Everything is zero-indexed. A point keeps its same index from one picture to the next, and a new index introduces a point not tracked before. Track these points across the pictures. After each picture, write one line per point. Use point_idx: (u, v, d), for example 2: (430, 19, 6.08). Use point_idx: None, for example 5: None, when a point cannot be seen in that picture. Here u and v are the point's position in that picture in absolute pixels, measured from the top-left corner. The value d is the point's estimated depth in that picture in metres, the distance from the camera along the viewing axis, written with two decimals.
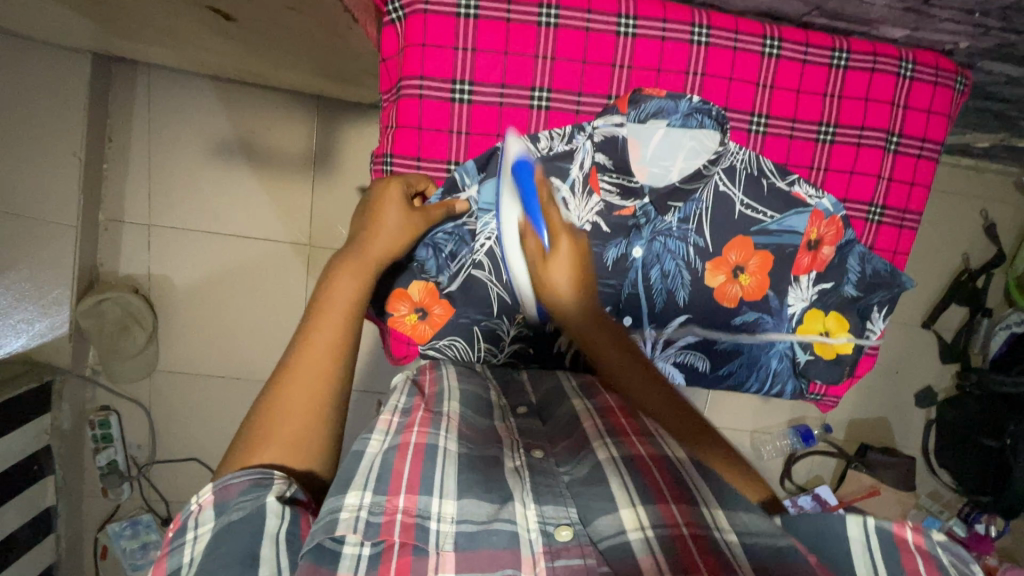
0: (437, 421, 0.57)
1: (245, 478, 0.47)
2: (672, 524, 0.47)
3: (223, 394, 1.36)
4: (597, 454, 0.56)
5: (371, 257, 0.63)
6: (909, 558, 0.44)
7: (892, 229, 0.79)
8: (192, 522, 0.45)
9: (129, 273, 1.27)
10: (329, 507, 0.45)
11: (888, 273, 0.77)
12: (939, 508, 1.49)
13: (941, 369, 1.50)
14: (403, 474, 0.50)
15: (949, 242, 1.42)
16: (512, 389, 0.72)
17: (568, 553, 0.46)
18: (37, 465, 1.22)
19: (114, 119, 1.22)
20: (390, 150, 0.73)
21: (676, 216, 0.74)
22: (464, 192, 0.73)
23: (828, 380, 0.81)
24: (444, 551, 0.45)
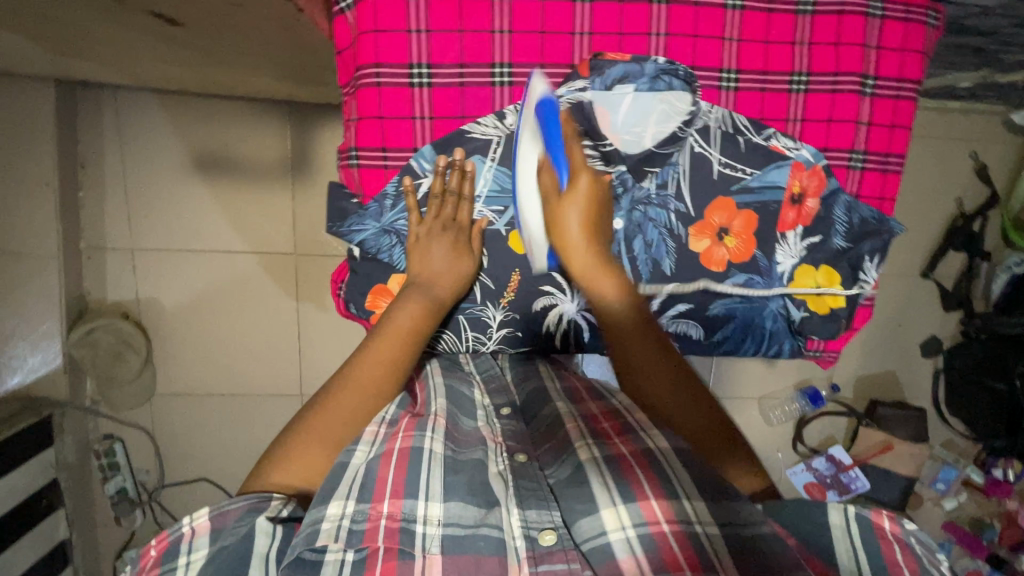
0: (422, 422, 0.61)
1: (241, 505, 0.52)
2: (653, 522, 0.50)
3: (226, 412, 1.35)
4: (580, 455, 0.57)
5: (437, 300, 0.70)
6: (886, 547, 0.53)
7: (876, 174, 0.77)
8: (186, 547, 0.50)
9: (117, 298, 1.26)
10: (312, 519, 0.49)
11: (875, 220, 0.76)
12: (954, 457, 1.49)
13: (944, 318, 1.48)
14: (387, 481, 0.54)
15: (941, 188, 1.40)
16: (495, 386, 0.74)
17: (551, 558, 0.49)
18: (45, 500, 1.22)
19: (84, 145, 1.19)
20: (355, 144, 0.72)
21: (654, 182, 0.73)
22: (424, 178, 0.72)
23: (825, 336, 0.80)
24: (430, 554, 0.49)
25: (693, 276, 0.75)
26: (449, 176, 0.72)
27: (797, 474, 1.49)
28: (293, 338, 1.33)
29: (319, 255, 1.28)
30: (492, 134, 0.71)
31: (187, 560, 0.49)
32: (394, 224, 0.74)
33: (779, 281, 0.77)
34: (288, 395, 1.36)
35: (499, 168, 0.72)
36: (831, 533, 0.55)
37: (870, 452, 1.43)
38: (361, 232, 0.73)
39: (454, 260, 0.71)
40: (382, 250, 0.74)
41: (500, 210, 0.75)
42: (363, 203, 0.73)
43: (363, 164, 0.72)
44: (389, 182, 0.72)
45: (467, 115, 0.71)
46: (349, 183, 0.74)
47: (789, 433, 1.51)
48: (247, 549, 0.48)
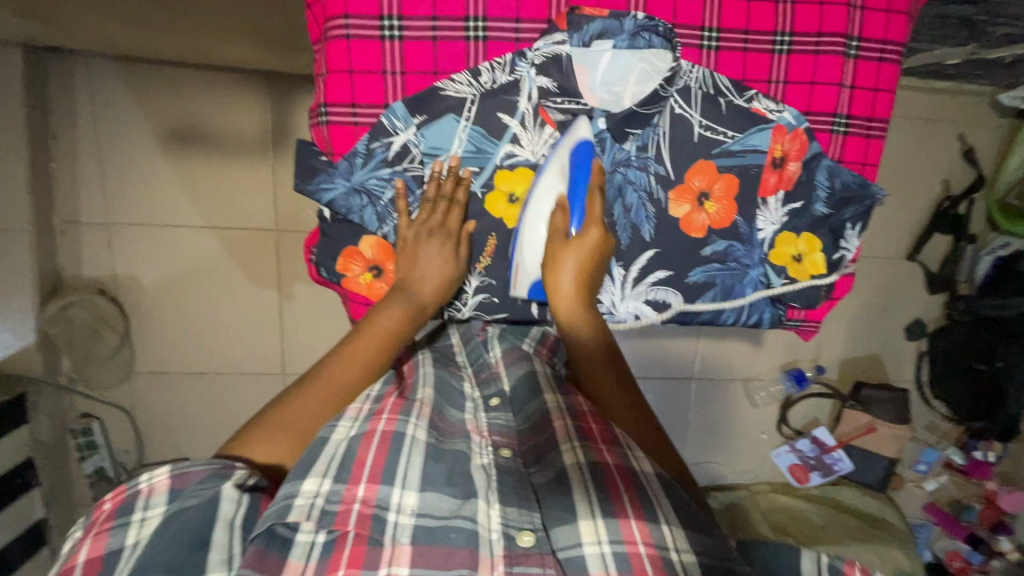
0: (407, 407, 0.62)
1: (206, 469, 0.55)
2: (631, 542, 0.52)
3: (207, 391, 1.34)
4: (565, 460, 0.59)
5: (419, 304, 0.70)
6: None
7: (859, 139, 0.76)
8: (142, 503, 0.53)
9: (94, 275, 1.23)
10: (287, 492, 0.52)
11: (857, 185, 0.75)
12: (937, 440, 1.52)
13: (929, 301, 1.48)
14: (366, 463, 0.55)
15: (929, 169, 1.39)
16: (484, 377, 0.75)
17: (527, 561, 0.52)
18: (21, 479, 1.20)
19: (54, 115, 1.15)
20: (324, 100, 0.70)
21: (634, 144, 0.73)
22: (398, 136, 0.71)
23: (805, 302, 0.79)
24: (400, 544, 0.51)
25: (671, 242, 0.75)
26: (423, 134, 0.71)
27: (782, 456, 1.51)
28: (274, 316, 1.31)
29: (302, 232, 1.27)
30: (466, 93, 0.70)
31: (143, 515, 0.52)
32: (365, 183, 0.72)
33: (760, 248, 0.77)
34: (270, 373, 1.34)
35: (474, 128, 0.71)
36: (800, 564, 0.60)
37: (854, 433, 1.45)
38: (330, 190, 0.71)
39: (440, 269, 0.71)
40: (352, 212, 0.73)
41: (476, 171, 0.73)
42: (334, 160, 0.72)
43: (332, 120, 0.70)
44: (359, 140, 0.70)
45: (441, 70, 0.69)
46: (321, 141, 0.72)
47: (774, 414, 1.52)
48: (212, 514, 0.50)
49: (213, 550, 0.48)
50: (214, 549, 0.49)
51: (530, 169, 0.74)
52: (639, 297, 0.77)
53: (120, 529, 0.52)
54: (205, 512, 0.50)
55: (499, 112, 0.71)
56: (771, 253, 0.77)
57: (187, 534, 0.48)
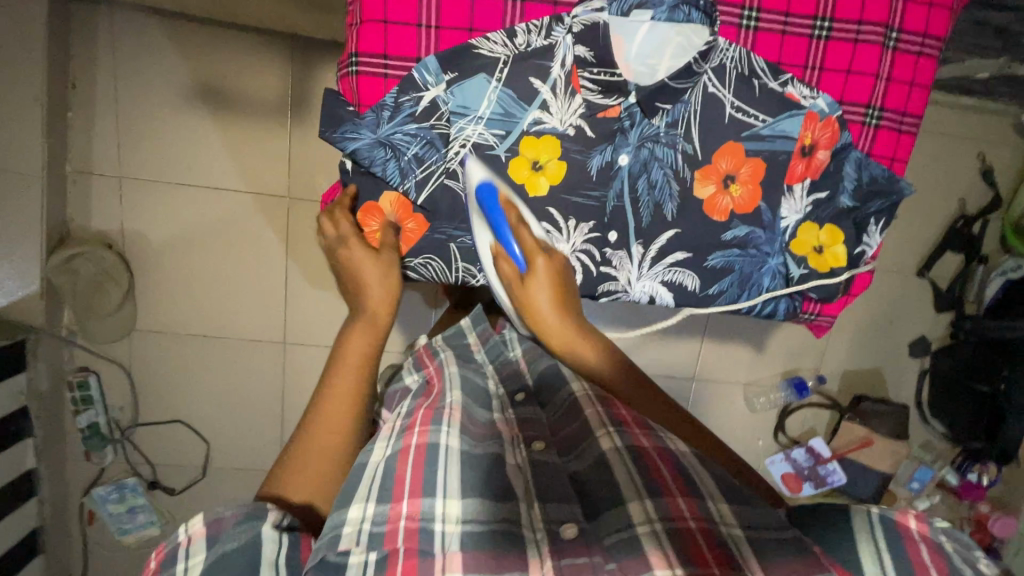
0: (437, 416, 0.66)
1: (239, 511, 0.55)
2: (679, 518, 0.55)
3: (205, 354, 1.33)
4: (603, 445, 0.65)
5: (374, 311, 0.75)
6: (914, 549, 0.52)
7: (890, 133, 0.77)
8: (182, 554, 0.52)
9: (101, 228, 1.23)
10: (334, 524, 0.55)
11: (885, 179, 0.76)
12: (932, 458, 1.51)
13: (935, 319, 1.47)
14: (405, 479, 0.58)
15: (945, 186, 1.38)
16: (508, 376, 0.86)
17: (573, 552, 0.54)
18: (14, 427, 1.20)
19: (74, 61, 1.15)
20: (355, 50, 0.70)
21: (664, 120, 0.74)
22: (425, 91, 0.70)
23: (823, 295, 0.82)
24: (451, 553, 0.53)
25: (693, 224, 0.77)
26: (452, 92, 0.70)
27: (776, 464, 1.50)
28: (279, 285, 1.30)
29: (314, 200, 1.26)
30: (500, 53, 0.69)
31: (184, 567, 0.51)
32: (391, 137, 0.71)
33: (781, 236, 0.79)
34: (272, 341, 1.34)
35: (504, 90, 0.71)
36: (854, 538, 0.54)
37: (850, 446, 1.44)
38: (355, 141, 0.71)
39: (380, 270, 0.75)
40: (375, 163, 0.72)
41: (501, 135, 0.72)
42: (359, 112, 0.72)
43: (362, 70, 0.70)
44: (387, 93, 0.70)
45: (476, 28, 0.69)
46: (348, 92, 0.72)
47: (772, 421, 1.51)
48: (257, 556, 0.51)
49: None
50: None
51: (557, 138, 0.73)
52: (656, 278, 0.80)
53: None
54: (251, 555, 0.51)
55: (531, 76, 0.71)
56: (792, 243, 0.80)
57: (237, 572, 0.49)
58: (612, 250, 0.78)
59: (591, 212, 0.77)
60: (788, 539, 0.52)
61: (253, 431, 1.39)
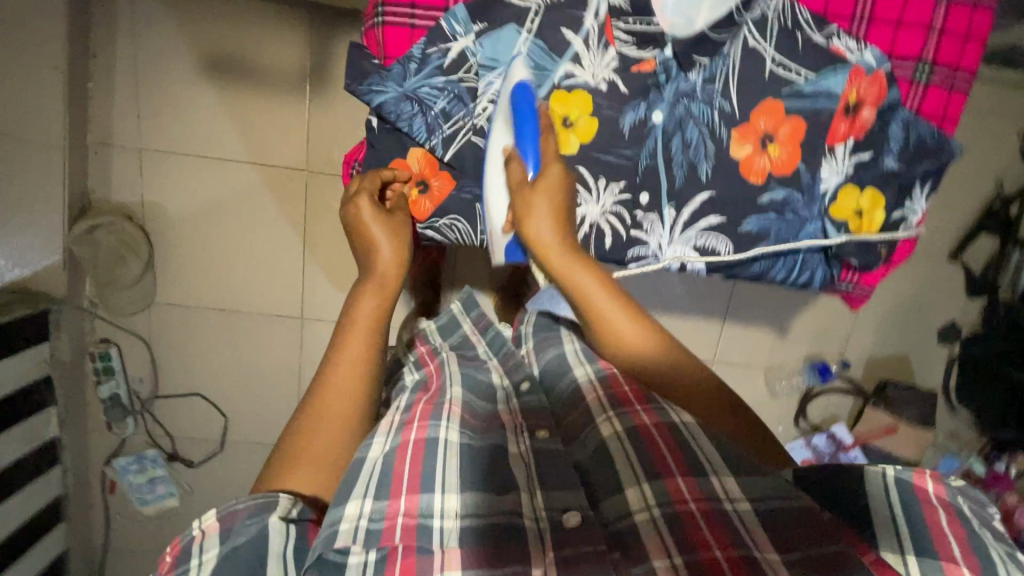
0: (436, 412, 0.68)
1: (251, 504, 0.59)
2: (679, 500, 0.59)
3: (224, 328, 1.34)
4: (604, 431, 0.69)
5: (382, 275, 0.78)
6: (931, 512, 0.54)
7: (940, 90, 0.79)
8: (197, 547, 0.56)
9: (122, 200, 1.23)
10: (332, 519, 0.57)
11: (933, 141, 0.78)
12: (957, 447, 1.48)
13: (966, 304, 1.43)
14: (403, 476, 0.61)
15: (983, 164, 1.32)
16: (512, 367, 0.84)
17: (579, 539, 0.57)
18: (38, 395, 1.23)
19: (94, 31, 1.14)
20: (382, 1, 0.75)
21: (701, 75, 0.77)
22: (456, 41, 0.74)
23: (862, 262, 0.83)
24: (448, 548, 0.56)
25: (729, 186, 0.77)
26: (481, 43, 0.74)
27: (795, 450, 1.45)
28: (296, 260, 1.30)
29: (333, 174, 1.25)
30: (531, 3, 0.74)
31: (200, 560, 0.55)
32: (417, 90, 0.75)
33: (820, 201, 0.79)
34: (289, 316, 1.34)
35: (535, 42, 0.74)
36: (870, 494, 0.58)
37: (873, 433, 1.41)
38: (382, 94, 0.74)
39: (391, 236, 0.78)
40: (401, 117, 0.75)
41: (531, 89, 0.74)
42: (386, 64, 0.76)
43: (390, 20, 0.75)
44: (416, 43, 0.75)
45: None
46: (375, 44, 0.77)
47: (793, 407, 1.49)
48: (264, 549, 0.55)
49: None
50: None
51: (588, 93, 0.75)
52: (687, 242, 0.80)
53: None
54: (258, 549, 0.55)
55: (564, 27, 0.74)
56: (832, 207, 0.80)
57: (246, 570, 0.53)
58: (644, 212, 0.79)
59: (623, 172, 0.77)
60: (802, 506, 0.56)
61: (269, 406, 1.40)
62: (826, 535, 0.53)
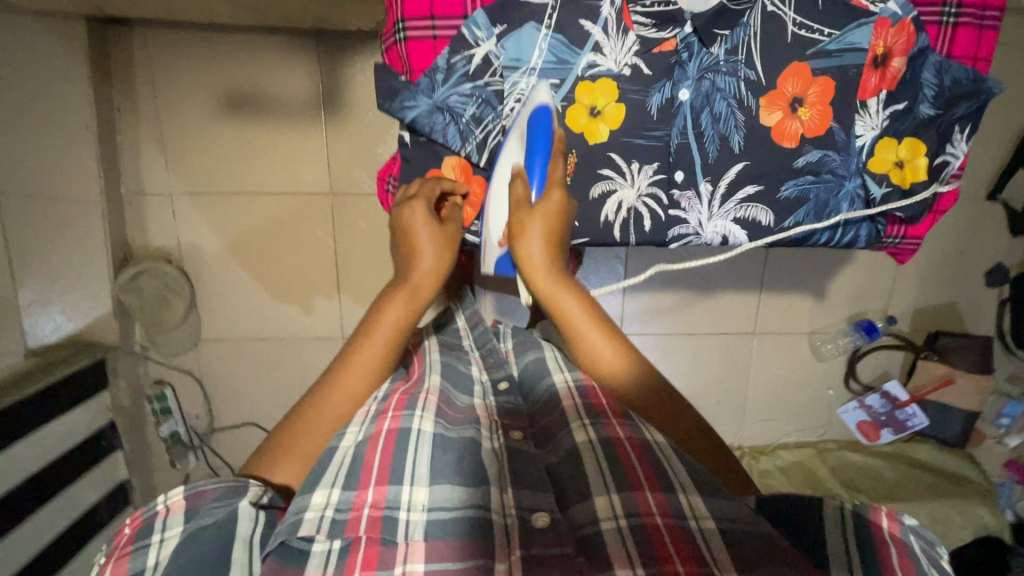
0: (411, 402, 0.71)
1: (218, 487, 0.62)
2: (648, 513, 0.59)
3: (270, 356, 1.37)
4: (579, 437, 0.69)
5: (416, 286, 0.78)
6: (884, 550, 0.56)
7: (971, 30, 0.77)
8: (161, 525, 0.59)
9: (160, 245, 1.28)
10: (298, 508, 0.58)
11: (970, 81, 0.76)
12: (1019, 391, 1.44)
13: (1011, 244, 1.38)
14: (373, 466, 0.63)
15: (1013, 99, 1.27)
16: (493, 363, 0.89)
17: (542, 542, 0.58)
18: (105, 441, 1.28)
19: (116, 86, 1.19)
20: (401, 17, 0.76)
21: (723, 48, 0.76)
22: (479, 46, 0.75)
23: (910, 214, 0.81)
24: (414, 541, 0.58)
25: (763, 155, 0.77)
26: (503, 45, 0.76)
27: (849, 412, 1.47)
28: (331, 283, 1.33)
29: (356, 194, 1.27)
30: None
31: (161, 536, 0.58)
32: (447, 100, 0.77)
33: (858, 156, 0.79)
34: (330, 338, 1.37)
35: (555, 37, 0.75)
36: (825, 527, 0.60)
37: (928, 386, 1.38)
38: (414, 109, 0.76)
39: (437, 251, 0.79)
40: (435, 129, 0.78)
41: (556, 84, 0.76)
42: (412, 80, 0.77)
43: (410, 36, 0.76)
44: (439, 54, 0.76)
45: None
46: (397, 60, 0.79)
47: (841, 369, 1.47)
48: (232, 533, 0.58)
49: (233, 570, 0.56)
50: (236, 567, 0.57)
51: (613, 80, 0.76)
52: (727, 216, 0.80)
53: (139, 552, 0.57)
54: (225, 528, 0.58)
55: (581, 18, 0.75)
56: (870, 161, 0.79)
57: (213, 551, 0.56)
58: (680, 190, 0.79)
59: (656, 153, 0.78)
60: (767, 534, 0.55)
61: None
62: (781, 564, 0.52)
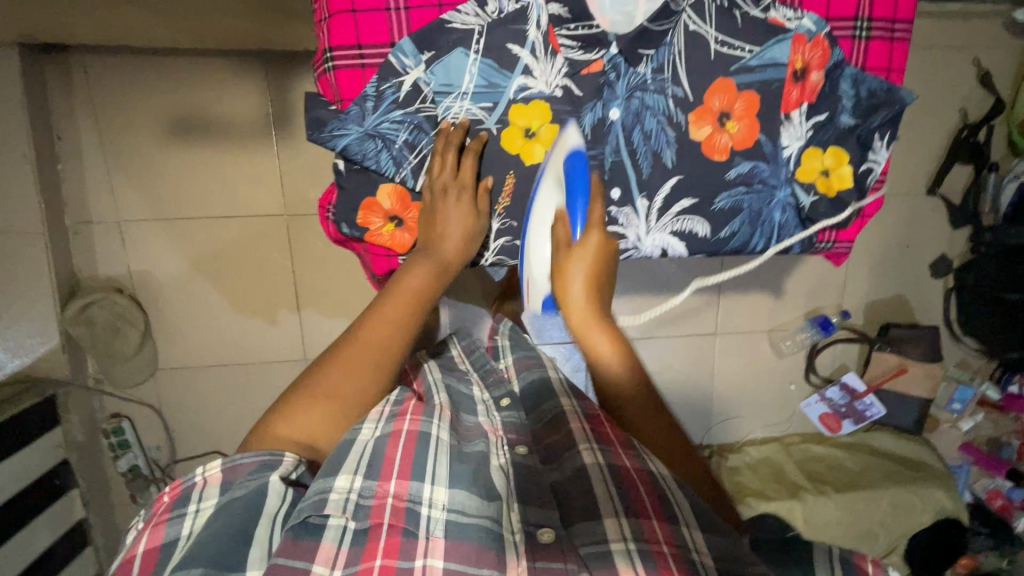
0: (428, 411, 0.77)
1: (255, 461, 0.65)
2: (653, 541, 0.61)
3: (233, 381, 1.34)
4: (586, 459, 0.71)
5: (444, 263, 0.80)
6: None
7: (882, 43, 0.81)
8: (197, 495, 0.63)
9: (110, 274, 1.24)
10: (320, 490, 0.63)
11: (884, 91, 0.80)
12: (969, 376, 1.50)
13: (953, 236, 1.44)
14: (394, 461, 0.68)
15: (945, 97, 1.33)
16: (493, 383, 0.94)
17: (549, 557, 0.61)
18: (58, 480, 1.23)
19: (55, 113, 1.14)
20: (328, 46, 0.76)
21: (649, 66, 0.79)
22: (407, 73, 0.76)
23: (837, 219, 0.85)
24: (433, 536, 0.62)
25: (695, 170, 0.80)
26: (432, 72, 0.76)
27: (812, 406, 1.49)
28: (290, 303, 1.31)
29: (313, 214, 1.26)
30: (473, 25, 0.76)
31: (197, 507, 0.62)
32: (378, 127, 0.76)
33: (786, 166, 0.82)
34: (294, 359, 1.35)
35: (483, 61, 0.76)
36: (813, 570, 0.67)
37: (884, 376, 1.42)
38: (343, 136, 0.76)
39: (463, 235, 0.79)
40: (367, 156, 0.77)
41: (489, 107, 0.78)
42: (342, 108, 0.77)
43: (339, 64, 0.76)
44: (368, 82, 0.76)
45: (443, 4, 0.76)
46: (328, 88, 0.79)
47: (801, 364, 1.50)
48: (260, 507, 0.61)
49: (255, 545, 0.59)
50: (257, 542, 0.59)
51: (545, 102, 0.78)
52: (665, 229, 0.82)
53: (176, 521, 0.62)
54: (254, 503, 0.61)
55: (509, 42, 0.76)
56: (798, 170, 0.83)
57: (234, 526, 0.59)
58: (618, 208, 0.81)
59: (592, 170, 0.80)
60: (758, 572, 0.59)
61: None
62: None
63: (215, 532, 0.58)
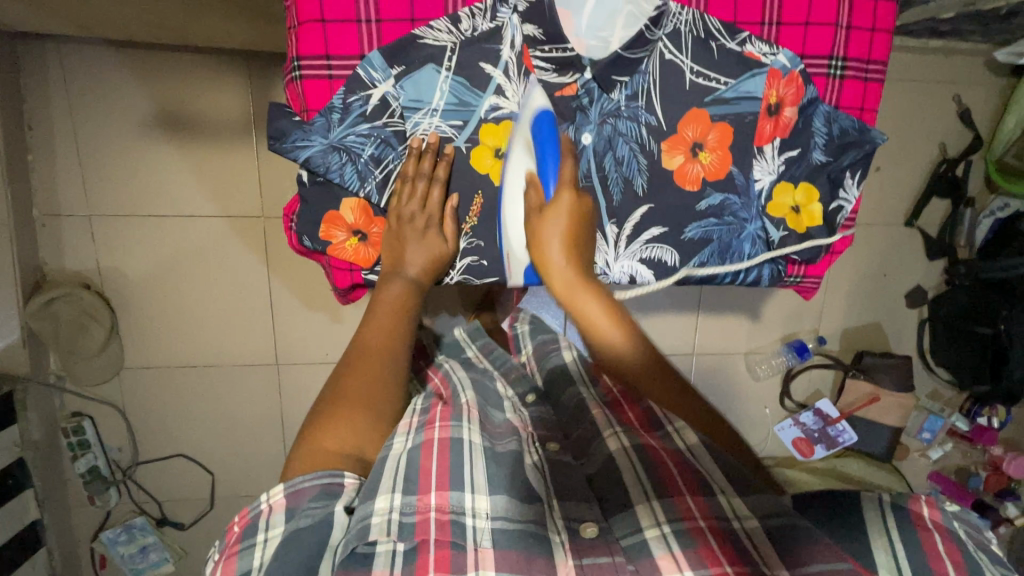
0: (457, 415, 0.74)
1: (316, 485, 0.61)
2: (690, 518, 0.60)
3: (201, 384, 1.31)
4: (611, 445, 0.71)
5: (414, 282, 0.81)
6: (928, 535, 0.56)
7: (857, 82, 0.82)
8: (264, 524, 0.58)
9: (77, 269, 1.21)
10: (363, 514, 0.57)
11: (855, 131, 0.82)
12: (939, 406, 1.52)
13: (929, 267, 1.46)
14: (432, 471, 0.65)
15: (925, 131, 1.35)
16: (515, 378, 0.95)
17: (595, 552, 0.60)
18: (12, 479, 1.19)
19: (27, 103, 1.11)
20: (297, 55, 0.75)
21: (623, 92, 0.80)
22: (376, 87, 0.75)
23: (805, 256, 0.87)
24: (482, 548, 0.58)
25: (667, 201, 0.81)
26: (401, 86, 0.76)
27: (785, 430, 1.51)
28: (264, 305, 1.28)
29: None
30: (445, 41, 0.75)
31: (265, 536, 0.57)
32: (343, 140, 0.76)
33: (757, 201, 0.83)
34: (266, 364, 1.32)
35: (455, 79, 0.76)
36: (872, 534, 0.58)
37: (856, 403, 1.43)
38: (306, 148, 0.75)
39: (427, 253, 0.80)
40: (330, 169, 0.76)
41: (459, 125, 0.78)
42: (307, 118, 0.77)
43: (306, 74, 0.75)
44: (335, 94, 0.75)
45: (415, 17, 0.75)
46: (296, 98, 0.77)
47: (777, 388, 1.51)
48: (323, 538, 0.56)
49: None
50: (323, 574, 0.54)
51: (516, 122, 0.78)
52: (633, 256, 0.83)
53: (246, 552, 0.56)
54: (320, 534, 0.57)
55: (481, 61, 0.76)
56: (768, 204, 0.84)
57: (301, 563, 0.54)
58: None
59: None
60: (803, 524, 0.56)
61: (256, 456, 1.38)
62: (822, 549, 0.53)
63: (281, 566, 0.53)
